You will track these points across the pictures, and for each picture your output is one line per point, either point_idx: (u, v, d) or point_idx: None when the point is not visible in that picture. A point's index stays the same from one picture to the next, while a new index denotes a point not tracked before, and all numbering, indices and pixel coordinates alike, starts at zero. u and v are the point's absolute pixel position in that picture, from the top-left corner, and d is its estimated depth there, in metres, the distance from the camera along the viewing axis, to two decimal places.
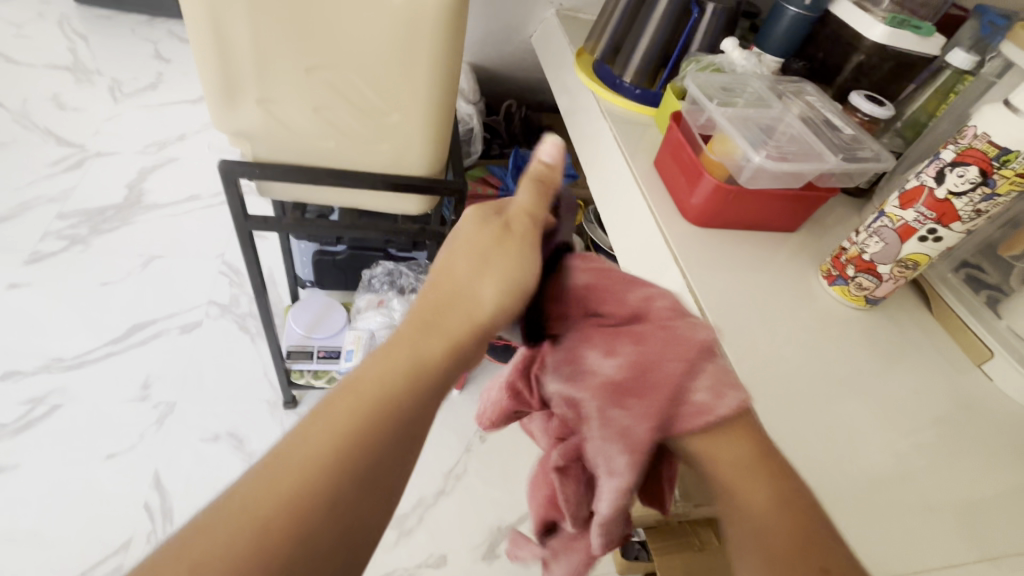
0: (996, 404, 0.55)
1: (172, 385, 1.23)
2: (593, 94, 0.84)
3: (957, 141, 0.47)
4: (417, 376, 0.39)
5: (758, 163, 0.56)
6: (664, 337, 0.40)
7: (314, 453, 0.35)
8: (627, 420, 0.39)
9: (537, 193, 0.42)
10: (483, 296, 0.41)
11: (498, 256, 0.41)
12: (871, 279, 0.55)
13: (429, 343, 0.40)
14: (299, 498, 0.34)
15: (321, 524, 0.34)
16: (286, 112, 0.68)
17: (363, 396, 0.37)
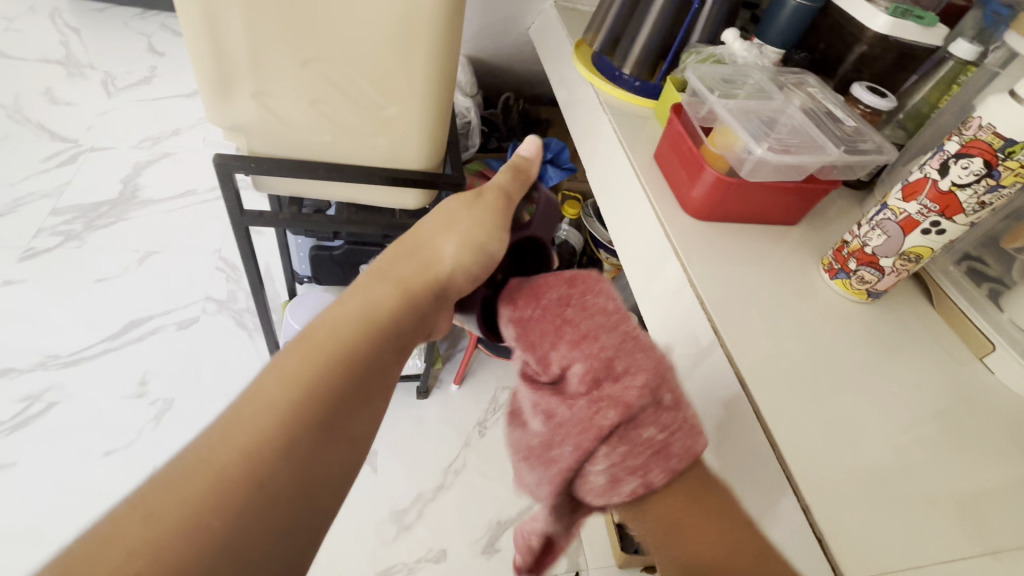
0: (999, 397, 0.55)
1: (169, 382, 1.22)
2: (592, 86, 0.83)
3: (962, 132, 0.46)
4: (372, 326, 0.42)
5: (760, 155, 0.55)
6: (570, 414, 0.41)
7: (272, 399, 0.37)
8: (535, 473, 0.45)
9: (513, 177, 0.51)
10: (445, 250, 0.47)
11: (464, 217, 0.48)
12: (874, 272, 0.54)
13: (382, 293, 0.44)
14: (256, 445, 0.35)
15: (276, 468, 0.35)
16: (282, 106, 0.67)
17: (318, 345, 0.40)
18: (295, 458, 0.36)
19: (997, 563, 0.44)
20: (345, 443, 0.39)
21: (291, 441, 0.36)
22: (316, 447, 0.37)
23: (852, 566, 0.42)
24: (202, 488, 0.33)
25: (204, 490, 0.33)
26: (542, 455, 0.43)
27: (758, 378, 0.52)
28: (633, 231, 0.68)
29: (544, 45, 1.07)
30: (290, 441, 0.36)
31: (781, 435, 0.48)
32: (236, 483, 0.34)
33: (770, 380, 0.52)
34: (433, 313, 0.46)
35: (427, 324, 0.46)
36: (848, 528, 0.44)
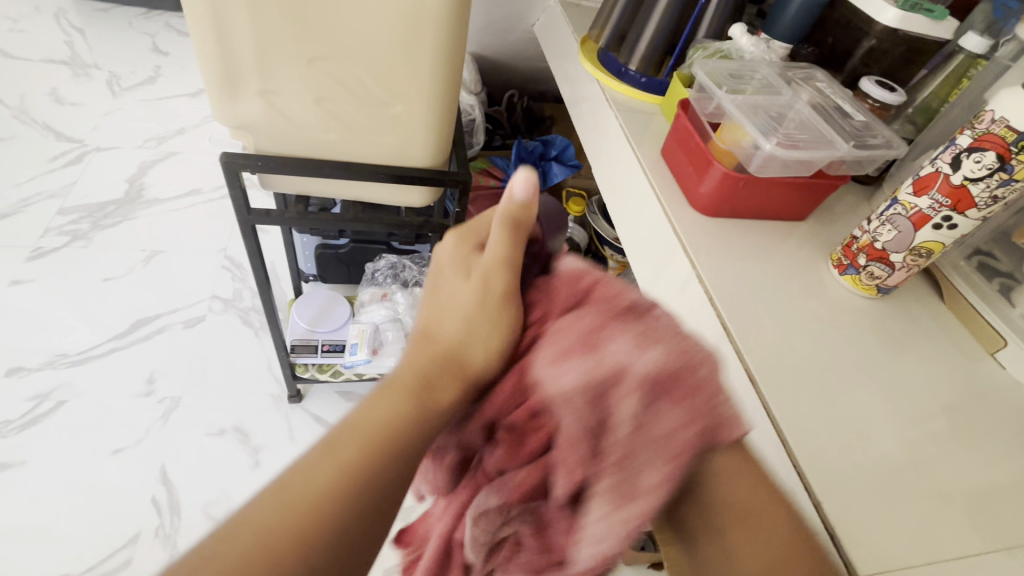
0: (1010, 393, 0.55)
1: (176, 380, 1.23)
2: (598, 82, 0.83)
3: (974, 126, 0.46)
4: (439, 391, 0.40)
5: (769, 150, 0.55)
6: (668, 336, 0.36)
7: (343, 461, 0.35)
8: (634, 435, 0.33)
9: (512, 241, 0.40)
10: (476, 350, 0.40)
11: (481, 319, 0.40)
12: (883, 268, 0.54)
13: (441, 380, 0.40)
14: (323, 509, 0.34)
15: (340, 537, 0.33)
16: (288, 104, 0.67)
17: (388, 406, 0.38)
18: (360, 528, 0.34)
19: (1010, 559, 0.43)
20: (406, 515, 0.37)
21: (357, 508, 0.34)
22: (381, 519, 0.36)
23: (862, 562, 0.42)
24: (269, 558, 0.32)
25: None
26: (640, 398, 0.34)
27: (767, 374, 0.51)
28: (640, 228, 0.68)
29: (549, 42, 1.07)
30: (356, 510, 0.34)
31: (791, 432, 0.48)
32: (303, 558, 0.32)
33: (779, 376, 0.52)
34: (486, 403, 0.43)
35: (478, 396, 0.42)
36: (859, 524, 0.44)
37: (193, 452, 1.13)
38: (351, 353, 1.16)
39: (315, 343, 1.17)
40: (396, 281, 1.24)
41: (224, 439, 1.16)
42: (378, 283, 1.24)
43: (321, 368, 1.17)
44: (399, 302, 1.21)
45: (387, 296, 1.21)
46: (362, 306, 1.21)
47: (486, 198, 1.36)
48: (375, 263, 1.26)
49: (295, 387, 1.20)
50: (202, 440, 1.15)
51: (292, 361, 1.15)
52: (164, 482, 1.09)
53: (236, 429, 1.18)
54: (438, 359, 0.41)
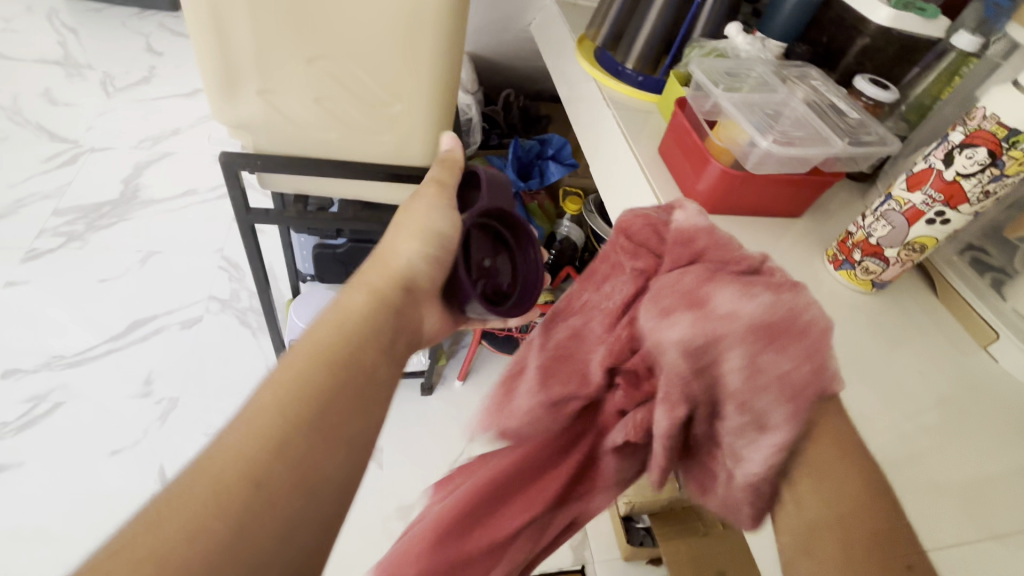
0: (1002, 386, 0.56)
1: (174, 381, 1.22)
2: (595, 81, 0.83)
3: (966, 122, 0.47)
4: (354, 336, 0.47)
5: (765, 148, 0.56)
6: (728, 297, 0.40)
7: (271, 401, 0.41)
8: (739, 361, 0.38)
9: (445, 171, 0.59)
10: (402, 251, 0.53)
11: (411, 219, 0.54)
12: (878, 263, 0.55)
13: (354, 299, 0.50)
14: (253, 447, 0.39)
15: (271, 467, 0.38)
16: (287, 103, 0.68)
17: (303, 358, 0.44)
18: (293, 456, 0.39)
19: (1004, 546, 0.44)
20: (339, 443, 0.42)
21: (288, 442, 0.40)
22: (312, 448, 0.40)
23: None
24: (206, 493, 0.36)
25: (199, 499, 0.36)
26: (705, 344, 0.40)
27: None
28: None
29: (545, 41, 1.08)
30: (286, 442, 0.40)
31: None
32: (237, 483, 0.37)
33: None
34: (411, 311, 0.53)
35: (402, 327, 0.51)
36: None
37: (192, 452, 1.13)
38: None
39: None
40: None
41: None
42: None
43: None
44: None
45: None
46: None
47: None
48: None
49: None
50: (200, 440, 1.15)
51: None
52: (163, 483, 1.09)
53: None
54: (348, 310, 0.48)
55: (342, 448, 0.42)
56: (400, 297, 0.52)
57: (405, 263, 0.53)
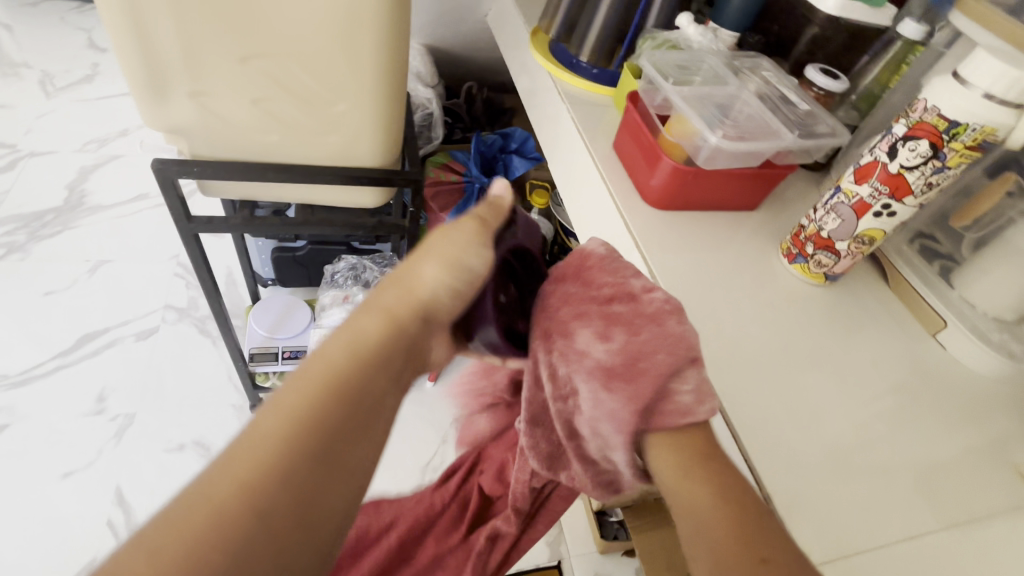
0: (952, 372, 0.56)
1: (129, 396, 1.17)
2: (550, 74, 0.81)
3: (908, 114, 0.46)
4: (368, 361, 0.38)
5: (715, 143, 0.55)
6: (657, 331, 0.41)
7: (275, 427, 0.34)
8: (615, 402, 0.41)
9: (492, 207, 0.45)
10: (425, 277, 0.40)
11: (444, 244, 0.41)
12: (830, 256, 0.55)
13: (365, 319, 0.39)
14: (245, 485, 0.32)
15: (275, 502, 0.32)
16: (222, 105, 0.64)
17: (302, 378, 0.36)
18: (295, 499, 0.33)
19: (955, 535, 0.45)
20: (337, 494, 0.36)
21: (287, 483, 0.33)
22: (313, 492, 0.34)
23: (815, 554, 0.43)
24: (195, 529, 0.31)
25: (179, 541, 0.30)
26: (624, 372, 0.40)
27: (721, 366, 0.52)
28: (595, 222, 0.68)
29: (501, 34, 1.05)
30: (286, 486, 0.33)
31: (747, 424, 0.49)
32: (222, 531, 0.31)
33: (732, 368, 0.52)
34: (422, 344, 0.42)
35: (412, 362, 0.41)
36: (810, 507, 0.45)
37: (152, 470, 1.09)
38: None
39: (274, 351, 1.13)
40: (357, 282, 1.20)
41: (184, 454, 1.12)
42: (339, 285, 1.20)
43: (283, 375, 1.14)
44: None
45: (348, 298, 1.17)
46: (323, 309, 1.17)
47: (448, 193, 1.33)
48: (335, 264, 1.22)
49: (257, 396, 1.16)
50: (160, 457, 1.10)
51: (252, 370, 1.11)
52: (121, 504, 1.04)
53: (196, 443, 1.13)
54: (359, 330, 0.39)
55: (337, 495, 0.35)
56: (416, 331, 0.41)
57: (428, 296, 0.41)
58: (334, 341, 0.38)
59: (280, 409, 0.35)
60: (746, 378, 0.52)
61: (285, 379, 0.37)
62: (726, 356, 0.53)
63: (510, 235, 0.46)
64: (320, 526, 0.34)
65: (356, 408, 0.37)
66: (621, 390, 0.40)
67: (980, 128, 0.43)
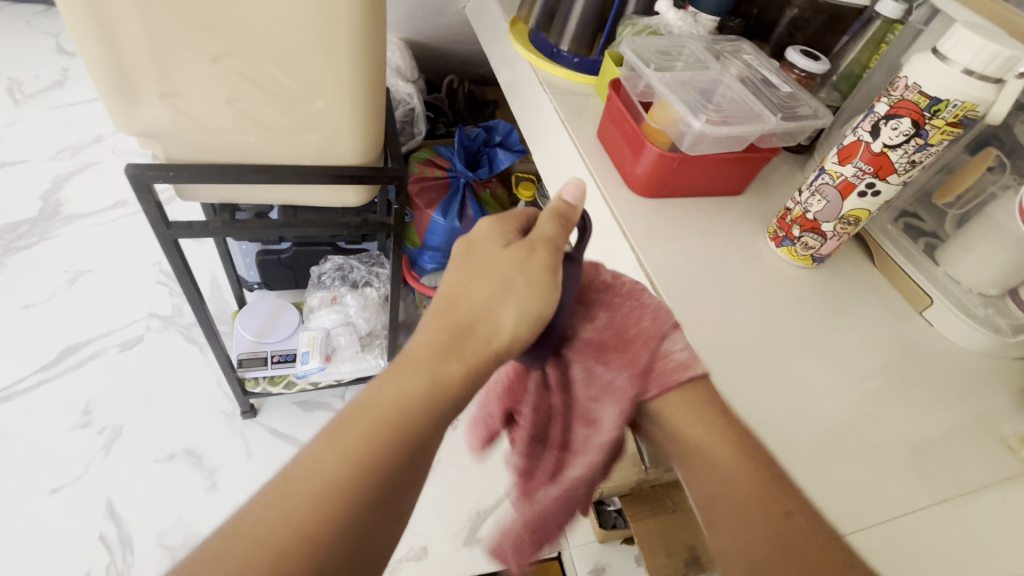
0: (938, 349, 0.57)
1: (116, 408, 1.15)
2: (531, 65, 0.80)
3: (890, 93, 0.46)
4: (434, 404, 0.39)
5: (699, 129, 0.54)
6: (633, 304, 0.45)
7: (334, 476, 0.36)
8: (610, 375, 0.44)
9: (557, 225, 0.43)
10: (503, 322, 0.41)
11: (521, 281, 0.40)
12: (816, 237, 0.55)
13: (447, 366, 0.40)
14: (317, 520, 0.35)
15: (331, 551, 0.36)
16: (195, 106, 0.62)
17: (370, 418, 0.38)
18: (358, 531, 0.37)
19: (947, 510, 0.45)
20: (393, 519, 0.40)
21: (355, 516, 0.37)
22: (375, 521, 0.38)
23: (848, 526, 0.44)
24: (257, 566, 0.34)
25: (239, 573, 0.34)
26: (620, 344, 0.44)
27: (712, 353, 0.52)
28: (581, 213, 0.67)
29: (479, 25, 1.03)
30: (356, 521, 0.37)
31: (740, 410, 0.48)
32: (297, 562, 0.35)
33: (723, 354, 0.52)
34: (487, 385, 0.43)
35: (475, 397, 0.43)
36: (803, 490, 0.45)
37: (143, 481, 1.07)
38: (303, 362, 1.10)
39: (264, 355, 1.12)
40: (345, 283, 1.20)
41: (176, 464, 1.10)
42: (326, 286, 1.19)
43: (273, 380, 1.12)
44: (350, 306, 1.17)
45: (336, 300, 1.17)
46: (311, 312, 1.17)
47: (433, 189, 1.32)
48: (321, 266, 1.21)
49: (248, 402, 1.15)
50: (151, 468, 1.09)
51: (241, 376, 1.09)
52: (112, 517, 1.02)
53: (187, 452, 1.12)
54: (427, 368, 0.40)
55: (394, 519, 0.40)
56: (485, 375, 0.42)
57: (505, 340, 0.41)
58: (404, 378, 0.39)
59: (351, 450, 0.37)
60: (736, 363, 0.52)
61: (352, 415, 0.38)
62: (717, 342, 0.53)
63: (576, 252, 0.43)
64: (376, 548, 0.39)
65: (418, 449, 0.39)
66: (616, 361, 0.44)
67: (960, 104, 0.43)
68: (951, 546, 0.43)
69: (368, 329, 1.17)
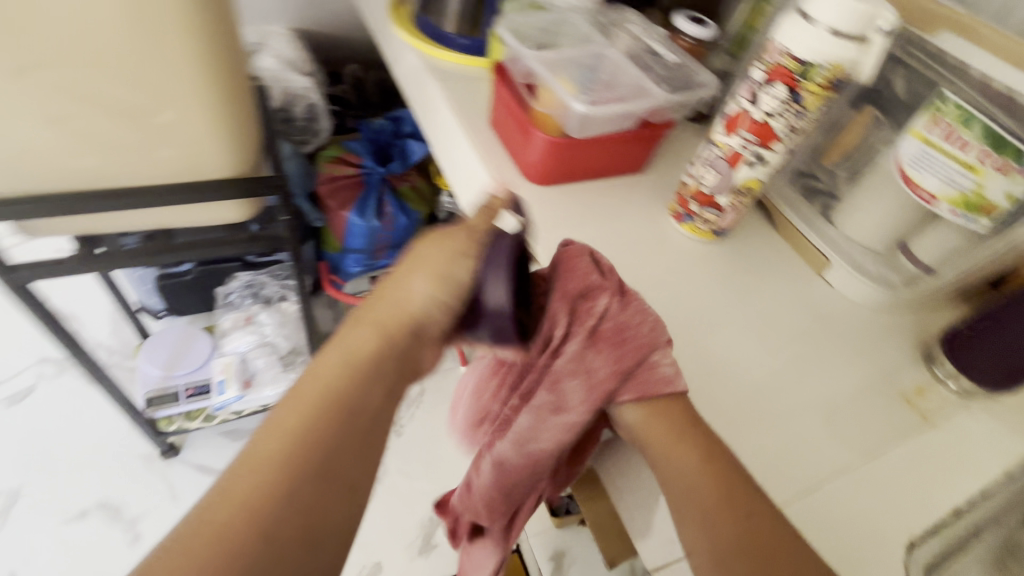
0: (839, 309, 0.58)
1: (11, 470, 1.03)
2: (418, 51, 0.75)
3: (764, 58, 0.45)
4: (367, 371, 0.41)
5: (580, 112, 0.51)
6: (619, 321, 0.42)
7: (272, 451, 0.37)
8: (582, 384, 0.42)
9: (486, 214, 0.44)
10: (415, 291, 0.42)
11: (434, 255, 0.42)
12: (713, 212, 0.54)
13: (361, 335, 0.42)
14: (274, 500, 0.36)
15: (281, 521, 0.35)
16: (9, 131, 0.53)
17: (303, 398, 0.39)
18: (320, 506, 0.37)
19: (856, 472, 0.46)
20: (359, 494, 0.40)
21: (313, 490, 0.37)
22: (338, 493, 0.38)
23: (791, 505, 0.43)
24: (205, 549, 0.34)
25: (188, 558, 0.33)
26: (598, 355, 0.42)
27: None
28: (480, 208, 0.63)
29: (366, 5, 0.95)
30: (315, 496, 0.37)
31: None
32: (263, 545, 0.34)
33: None
34: (415, 355, 0.44)
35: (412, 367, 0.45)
36: None
37: (52, 547, 0.97)
38: (219, 392, 1.03)
39: (175, 391, 1.02)
40: (257, 300, 1.11)
41: (89, 521, 1.00)
42: (237, 306, 1.11)
43: (190, 416, 1.03)
44: (266, 324, 1.09)
45: (250, 320, 1.09)
46: (224, 336, 1.09)
47: (347, 188, 1.21)
48: (228, 285, 1.12)
49: (165, 442, 1.06)
50: (60, 530, 0.98)
51: (151, 417, 1.00)
52: None
53: (101, 506, 1.02)
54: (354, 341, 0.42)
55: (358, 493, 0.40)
56: (407, 344, 0.43)
57: (420, 308, 0.42)
58: (336, 355, 0.41)
59: (296, 426, 0.38)
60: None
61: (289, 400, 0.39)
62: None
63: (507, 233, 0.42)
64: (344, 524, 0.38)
65: (364, 417, 0.40)
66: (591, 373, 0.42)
67: (830, 65, 0.41)
68: (859, 508, 0.44)
69: (289, 346, 1.10)
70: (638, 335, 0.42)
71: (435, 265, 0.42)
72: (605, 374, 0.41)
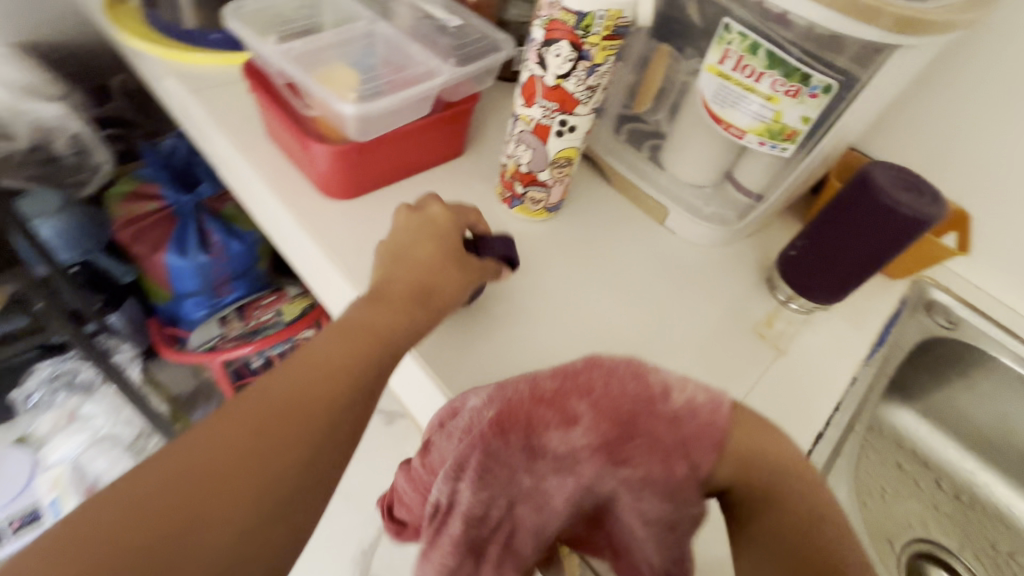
0: (686, 253, 0.56)
1: None
2: (159, 57, 0.59)
3: (539, 15, 0.39)
4: (370, 361, 0.37)
5: (354, 116, 0.42)
6: (610, 378, 0.31)
7: (279, 399, 0.35)
8: (638, 470, 0.30)
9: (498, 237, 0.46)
10: (449, 288, 0.42)
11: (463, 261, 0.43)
12: (540, 190, 0.49)
13: (404, 316, 0.39)
14: (206, 470, 0.32)
15: (272, 474, 0.33)
16: None
17: (297, 365, 0.36)
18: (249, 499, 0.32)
19: None
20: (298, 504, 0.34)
21: (250, 480, 0.33)
22: (278, 490, 0.33)
23: None
24: (188, 486, 0.31)
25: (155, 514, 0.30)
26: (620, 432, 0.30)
27: (469, 365, 0.44)
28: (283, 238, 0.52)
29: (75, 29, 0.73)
30: (248, 490, 0.32)
31: None
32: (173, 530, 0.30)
33: (481, 360, 0.44)
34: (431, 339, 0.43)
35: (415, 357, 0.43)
36: None
37: None
38: (55, 511, 0.85)
39: None
40: (74, 390, 0.90)
41: None
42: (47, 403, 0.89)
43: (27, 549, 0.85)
44: (95, 415, 0.90)
45: (73, 415, 0.90)
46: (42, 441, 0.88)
47: (155, 227, 0.96)
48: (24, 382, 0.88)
49: None
50: None
51: None
52: None
53: None
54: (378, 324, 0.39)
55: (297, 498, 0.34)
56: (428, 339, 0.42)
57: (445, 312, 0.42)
58: (353, 321, 0.39)
59: (273, 396, 0.35)
60: (498, 369, 0.44)
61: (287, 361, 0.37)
62: (470, 350, 0.45)
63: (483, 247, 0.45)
64: (275, 522, 0.33)
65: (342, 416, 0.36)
66: (636, 459, 0.30)
67: (605, 14, 0.37)
68: None
69: (131, 434, 0.91)
70: (630, 401, 0.31)
71: (437, 220, 0.44)
72: (656, 472, 0.30)
